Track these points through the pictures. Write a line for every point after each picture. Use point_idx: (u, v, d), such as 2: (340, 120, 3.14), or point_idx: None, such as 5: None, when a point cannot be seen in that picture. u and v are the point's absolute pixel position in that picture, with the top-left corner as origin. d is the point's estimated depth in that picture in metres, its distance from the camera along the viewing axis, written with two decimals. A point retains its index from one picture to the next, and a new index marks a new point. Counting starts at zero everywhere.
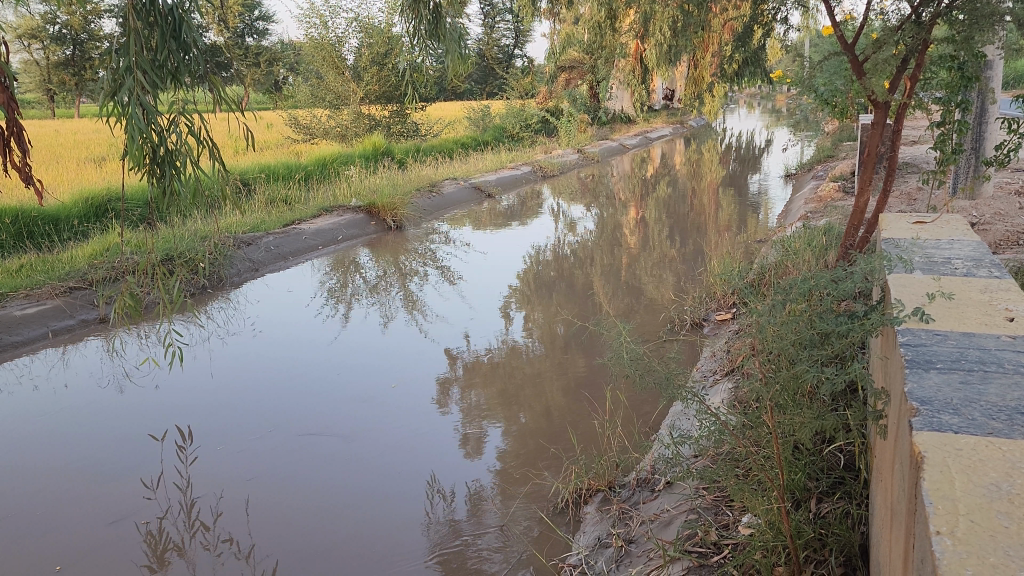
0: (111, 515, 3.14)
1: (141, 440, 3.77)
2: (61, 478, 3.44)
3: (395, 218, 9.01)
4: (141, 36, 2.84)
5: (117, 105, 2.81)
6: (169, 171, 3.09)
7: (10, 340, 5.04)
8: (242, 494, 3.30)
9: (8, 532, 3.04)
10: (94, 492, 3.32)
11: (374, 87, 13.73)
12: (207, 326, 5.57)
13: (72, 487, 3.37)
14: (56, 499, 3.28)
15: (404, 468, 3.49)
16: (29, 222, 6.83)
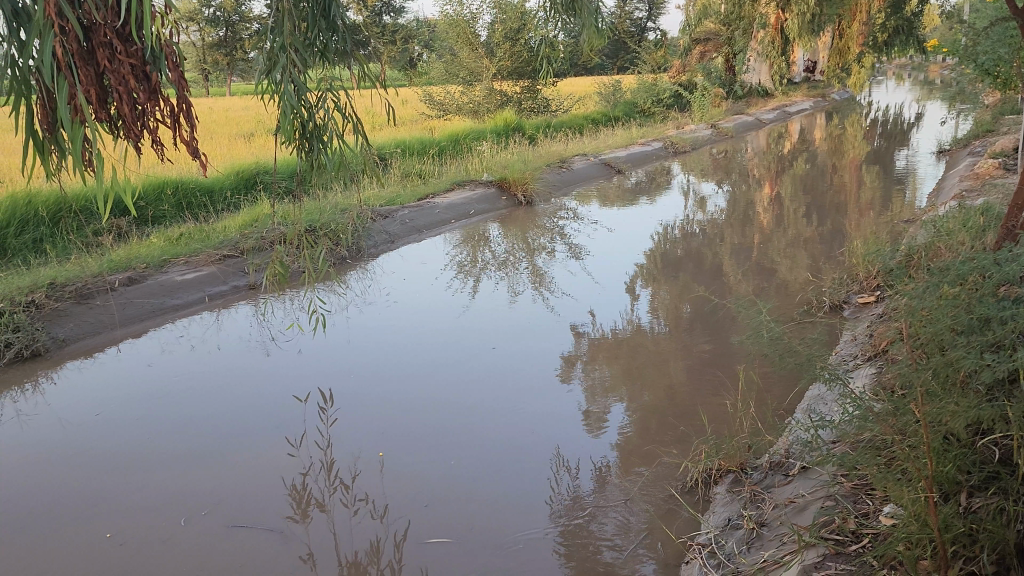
0: (261, 469, 3.35)
1: (287, 401, 4.00)
2: (215, 432, 3.69)
3: (525, 193, 9.08)
4: (293, 16, 2.97)
5: (271, 83, 2.99)
6: (317, 145, 3.27)
7: (172, 302, 5.44)
8: (377, 457, 3.44)
9: (168, 481, 3.28)
10: (244, 446, 3.55)
11: (506, 63, 13.81)
12: (346, 295, 5.82)
13: (224, 439, 3.62)
14: (210, 450, 3.52)
15: (530, 439, 3.55)
16: (188, 194, 7.33)
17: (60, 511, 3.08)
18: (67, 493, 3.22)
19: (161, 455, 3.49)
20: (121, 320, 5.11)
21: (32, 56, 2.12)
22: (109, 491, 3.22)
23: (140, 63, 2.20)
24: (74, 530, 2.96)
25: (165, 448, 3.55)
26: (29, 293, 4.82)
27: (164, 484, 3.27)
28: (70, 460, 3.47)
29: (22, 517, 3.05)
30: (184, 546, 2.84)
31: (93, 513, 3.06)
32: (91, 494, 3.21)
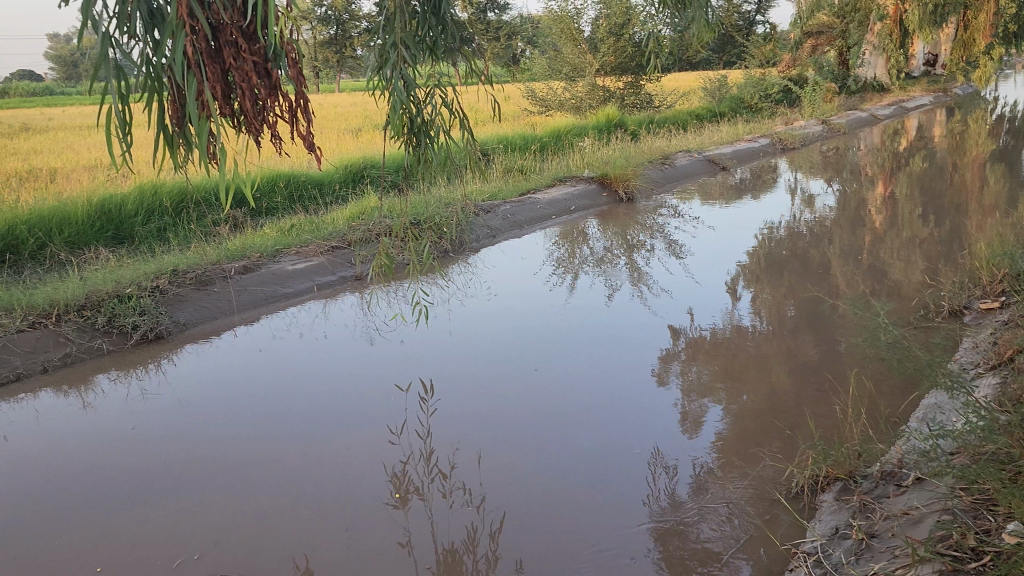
0: (363, 456, 3.44)
1: (390, 390, 4.10)
2: (319, 418, 3.80)
3: (626, 190, 9.00)
4: (404, 13, 3.04)
5: (382, 79, 3.06)
6: (424, 140, 3.34)
7: (283, 291, 5.65)
8: (476, 448, 3.48)
9: (274, 463, 3.40)
10: (347, 432, 3.65)
11: (610, 58, 13.71)
12: (448, 288, 5.92)
13: (328, 425, 3.72)
14: (313, 435, 3.63)
15: (628, 437, 3.53)
16: (299, 186, 7.60)
17: (174, 486, 3.23)
18: (136, 482, 3.26)
19: (267, 438, 3.61)
20: (236, 306, 5.34)
21: (164, 54, 2.27)
22: (219, 470, 3.35)
23: (262, 61, 2.30)
24: (186, 504, 3.10)
25: (272, 431, 3.68)
26: (154, 279, 5.10)
27: (270, 466, 3.38)
28: (178, 439, 3.62)
29: (139, 489, 3.21)
30: (288, 525, 2.93)
31: (203, 490, 3.20)
32: (158, 484, 3.24)
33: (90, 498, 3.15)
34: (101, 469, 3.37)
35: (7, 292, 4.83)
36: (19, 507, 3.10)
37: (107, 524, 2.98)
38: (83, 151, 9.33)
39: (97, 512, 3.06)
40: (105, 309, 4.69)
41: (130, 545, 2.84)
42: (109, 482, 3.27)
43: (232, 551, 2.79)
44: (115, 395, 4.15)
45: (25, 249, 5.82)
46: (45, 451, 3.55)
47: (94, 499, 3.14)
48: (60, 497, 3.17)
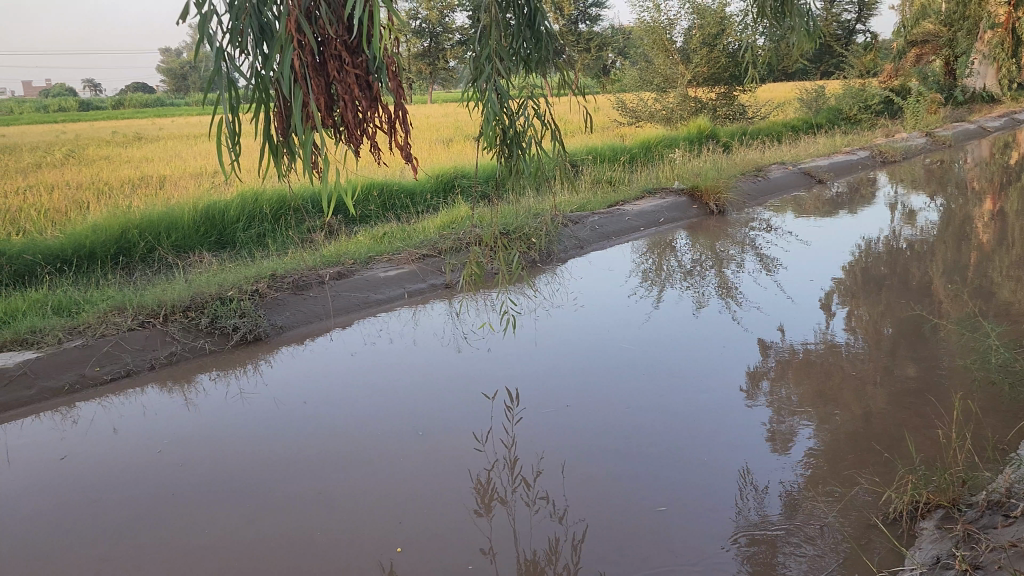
0: (448, 462, 3.48)
1: (477, 398, 4.15)
2: (406, 423, 3.87)
3: (718, 202, 8.85)
4: (499, 26, 3.08)
5: (477, 91, 3.11)
6: (516, 152, 3.38)
7: (375, 297, 5.79)
8: (561, 458, 3.49)
9: (363, 464, 3.48)
10: (434, 437, 3.71)
11: (703, 69, 13.53)
12: (536, 298, 5.95)
13: (415, 431, 3.78)
14: (400, 440, 3.69)
15: (716, 453, 3.47)
16: (392, 195, 7.78)
17: (266, 483, 3.33)
18: (230, 477, 3.38)
19: (356, 441, 3.70)
20: (331, 311, 5.50)
21: (273, 68, 2.37)
22: (309, 470, 3.44)
23: (365, 74, 2.38)
24: (277, 502, 3.18)
25: (361, 434, 3.76)
26: (254, 282, 5.31)
27: (358, 467, 3.46)
28: (271, 438, 3.74)
29: (233, 485, 3.32)
30: (374, 527, 2.99)
31: (294, 488, 3.28)
32: (251, 480, 3.35)
33: (187, 490, 3.28)
34: (198, 465, 3.50)
35: (120, 293, 5.11)
36: (122, 497, 3.24)
37: (202, 516, 3.09)
38: (190, 160, 9.79)
39: (194, 505, 3.17)
40: (209, 310, 4.90)
41: (224, 537, 2.94)
42: (206, 477, 3.39)
43: (319, 549, 2.85)
44: (215, 394, 4.33)
45: (136, 252, 6.15)
46: (148, 445, 3.71)
47: (190, 492, 3.26)
48: (159, 488, 3.30)
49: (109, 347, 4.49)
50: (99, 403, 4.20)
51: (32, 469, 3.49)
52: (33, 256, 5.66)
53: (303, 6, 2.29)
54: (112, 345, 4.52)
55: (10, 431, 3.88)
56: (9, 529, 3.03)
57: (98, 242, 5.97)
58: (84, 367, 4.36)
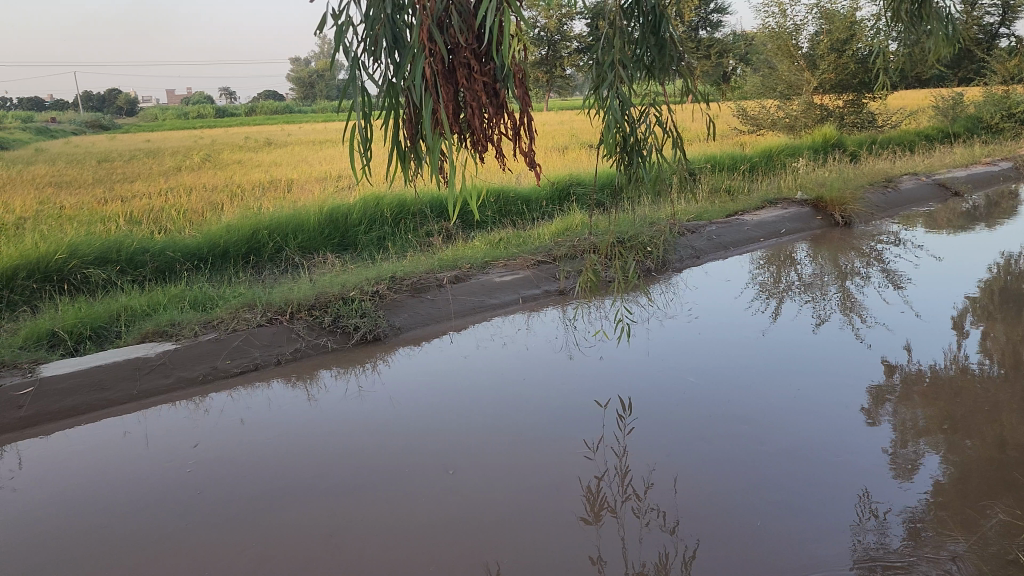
0: (559, 468, 3.48)
1: (589, 405, 4.14)
2: (518, 427, 3.91)
3: (843, 213, 8.52)
4: (622, 32, 3.08)
5: (599, 98, 3.10)
6: (636, 159, 3.35)
7: (490, 302, 5.86)
8: (672, 471, 3.43)
9: (474, 464, 3.53)
10: (545, 443, 3.72)
11: (830, 76, 13.08)
12: (650, 307, 5.88)
13: (524, 435, 3.81)
14: (510, 444, 3.72)
15: (834, 474, 3.33)
16: (508, 201, 7.87)
17: (380, 477, 3.42)
18: (345, 470, 3.49)
19: (467, 442, 3.76)
20: (448, 314, 5.62)
21: (405, 77, 2.46)
22: (422, 467, 3.51)
23: (492, 81, 2.44)
24: (389, 495, 3.26)
25: (471, 436, 3.82)
26: (375, 284, 5.48)
27: (468, 467, 3.51)
28: (385, 437, 3.84)
29: (349, 478, 3.42)
30: (484, 527, 3.01)
31: (408, 484, 3.36)
32: (367, 475, 3.44)
33: (306, 480, 3.40)
34: (318, 456, 3.64)
35: (250, 291, 5.38)
36: (246, 481, 3.40)
37: (318, 505, 3.19)
38: (316, 165, 10.21)
39: (312, 494, 3.29)
40: (332, 310, 5.09)
41: (339, 525, 3.03)
42: (324, 468, 3.52)
43: (429, 544, 2.89)
44: (335, 391, 4.49)
45: (266, 251, 6.45)
46: (272, 436, 3.89)
47: (309, 482, 3.39)
48: (280, 475, 3.45)
49: (239, 341, 4.73)
50: (229, 394, 4.43)
51: (167, 453, 3.71)
52: (174, 253, 6.04)
53: (435, 15, 2.38)
54: (242, 340, 4.76)
55: (149, 416, 4.14)
56: (144, 504, 3.23)
57: (232, 242, 6.30)
58: (216, 360, 4.61)
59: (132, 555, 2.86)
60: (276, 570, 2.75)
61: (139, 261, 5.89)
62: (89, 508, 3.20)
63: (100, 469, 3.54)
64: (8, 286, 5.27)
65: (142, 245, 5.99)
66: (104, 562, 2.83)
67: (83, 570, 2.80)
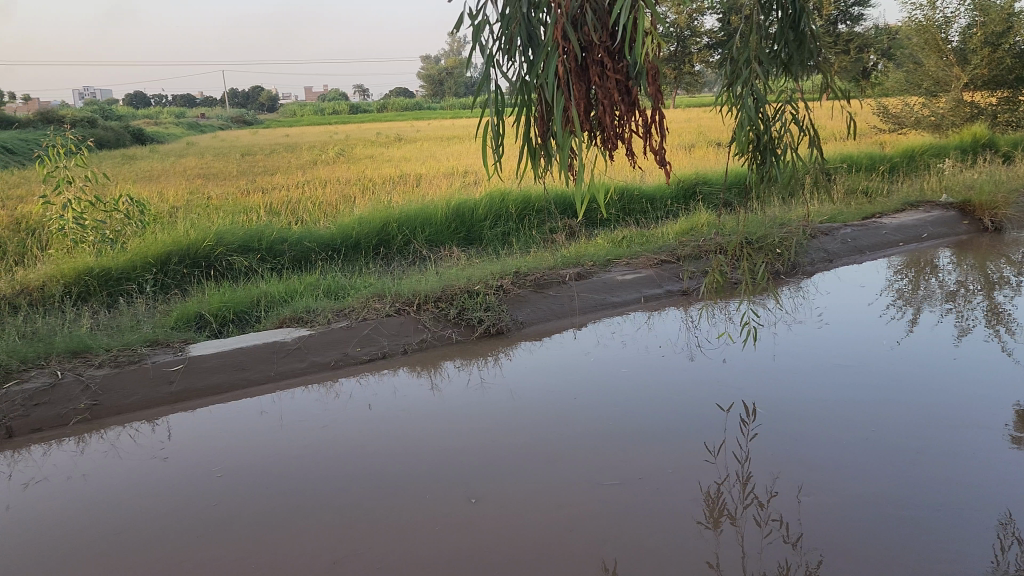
0: (614, 490, 3.27)
1: (712, 409, 4.06)
2: (596, 438, 3.76)
3: (992, 218, 7.99)
4: (758, 28, 2.98)
5: (732, 96, 3.03)
6: (770, 159, 3.25)
7: (612, 300, 5.85)
8: (797, 481, 3.31)
9: (525, 479, 3.38)
10: (606, 460, 3.53)
11: (984, 71, 12.27)
12: (777, 311, 5.71)
13: (588, 450, 3.64)
14: (572, 458, 3.56)
15: (974, 496, 3.13)
16: (633, 199, 7.82)
17: (431, 486, 3.32)
18: (465, 460, 3.56)
19: (528, 454, 3.62)
20: (570, 310, 5.65)
21: (538, 75, 2.50)
22: (524, 466, 3.49)
23: (625, 79, 2.44)
24: (436, 506, 3.15)
25: (531, 448, 3.68)
26: (499, 279, 5.58)
27: (523, 480, 3.37)
28: (504, 429, 3.90)
29: (469, 467, 3.49)
30: (599, 525, 3.00)
31: (456, 495, 3.24)
32: (485, 466, 3.50)
33: (427, 467, 3.50)
34: (372, 460, 3.58)
35: (380, 281, 5.58)
36: (298, 483, 3.36)
37: (433, 493, 3.25)
38: (444, 161, 10.45)
39: (432, 481, 3.36)
40: (457, 302, 5.22)
41: (457, 513, 3.09)
42: (375, 473, 3.44)
43: (543, 538, 2.91)
44: (458, 381, 4.59)
45: (394, 244, 6.67)
46: (394, 423, 4.01)
47: (356, 487, 3.31)
48: (333, 477, 3.40)
49: (369, 330, 4.91)
50: (358, 380, 4.60)
51: (299, 433, 3.89)
52: (310, 243, 6.34)
53: (571, 13, 2.40)
54: (372, 329, 4.93)
55: (284, 397, 4.36)
56: (274, 480, 3.39)
57: (363, 233, 6.55)
58: (346, 347, 4.80)
59: (262, 525, 3.01)
60: (395, 550, 2.83)
61: (278, 250, 6.21)
62: (227, 479, 3.41)
63: (238, 444, 3.77)
64: (162, 269, 5.67)
65: (282, 235, 6.32)
66: (232, 529, 2.99)
67: (218, 533, 2.97)
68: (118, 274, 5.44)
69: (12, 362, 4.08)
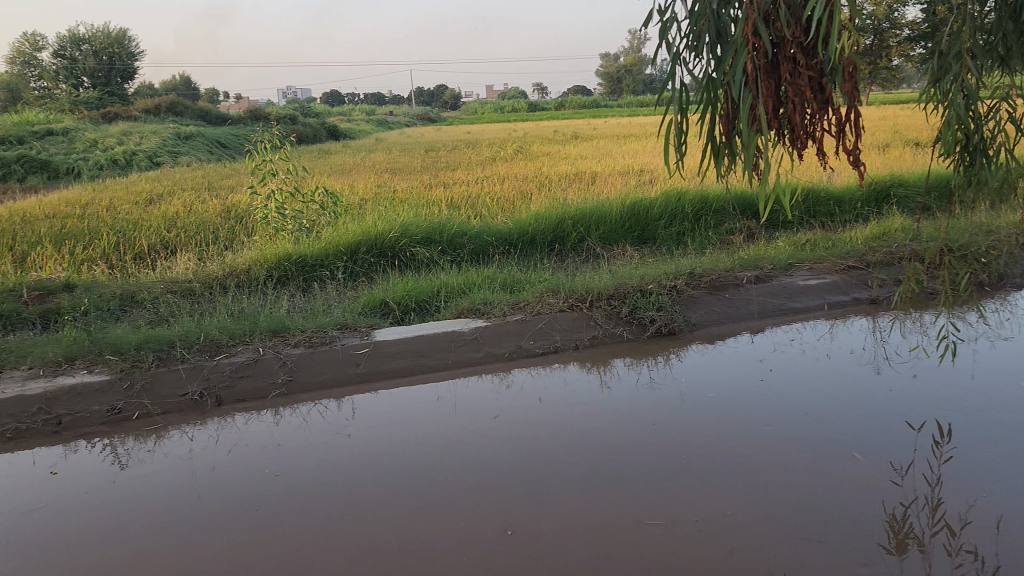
0: (697, 523, 2.98)
1: (843, 446, 3.62)
2: (688, 468, 3.44)
3: None
4: (973, 19, 2.74)
5: (939, 92, 2.82)
6: (980, 160, 2.99)
7: (792, 305, 5.62)
8: (996, 512, 3.03)
9: (574, 509, 3.10)
10: (674, 497, 3.19)
11: None
12: (980, 325, 5.26)
13: (667, 482, 3.32)
14: (643, 491, 3.25)
15: None
16: (818, 200, 7.47)
17: (494, 504, 3.16)
18: (631, 459, 3.54)
19: (601, 480, 3.34)
20: (747, 314, 5.50)
21: (726, 73, 2.46)
22: (670, 474, 3.39)
23: (818, 76, 2.34)
24: (464, 532, 2.95)
25: (612, 473, 3.41)
26: (673, 279, 5.52)
27: (573, 510, 3.09)
28: (672, 431, 3.84)
29: (634, 467, 3.47)
30: (768, 537, 2.89)
31: (493, 523, 3.01)
32: (651, 467, 3.46)
33: (591, 463, 3.51)
34: (437, 472, 3.45)
35: (554, 277, 5.67)
36: (349, 492, 3.29)
37: (598, 490, 3.25)
38: (620, 158, 10.42)
39: (597, 478, 3.37)
40: (630, 301, 5.20)
41: (622, 511, 3.08)
42: (430, 489, 3.30)
43: (709, 545, 2.83)
44: (627, 379, 4.58)
45: (569, 240, 6.74)
46: (563, 417, 4.07)
47: (508, 481, 3.36)
48: (388, 489, 3.30)
49: (542, 324, 5.00)
50: (529, 372, 4.69)
51: (471, 421, 4.03)
52: (488, 237, 6.54)
53: (763, 10, 2.34)
54: (546, 323, 5.02)
55: (459, 385, 4.52)
56: (446, 466, 3.52)
57: (539, 230, 6.69)
58: (521, 339, 4.91)
59: (434, 507, 3.14)
60: (558, 543, 2.85)
61: (458, 243, 6.46)
62: (403, 460, 3.59)
63: (415, 428, 3.95)
64: (352, 258, 6.03)
65: (462, 229, 6.57)
66: (399, 510, 3.12)
67: (393, 510, 3.13)
68: (314, 261, 5.85)
69: (223, 338, 4.52)
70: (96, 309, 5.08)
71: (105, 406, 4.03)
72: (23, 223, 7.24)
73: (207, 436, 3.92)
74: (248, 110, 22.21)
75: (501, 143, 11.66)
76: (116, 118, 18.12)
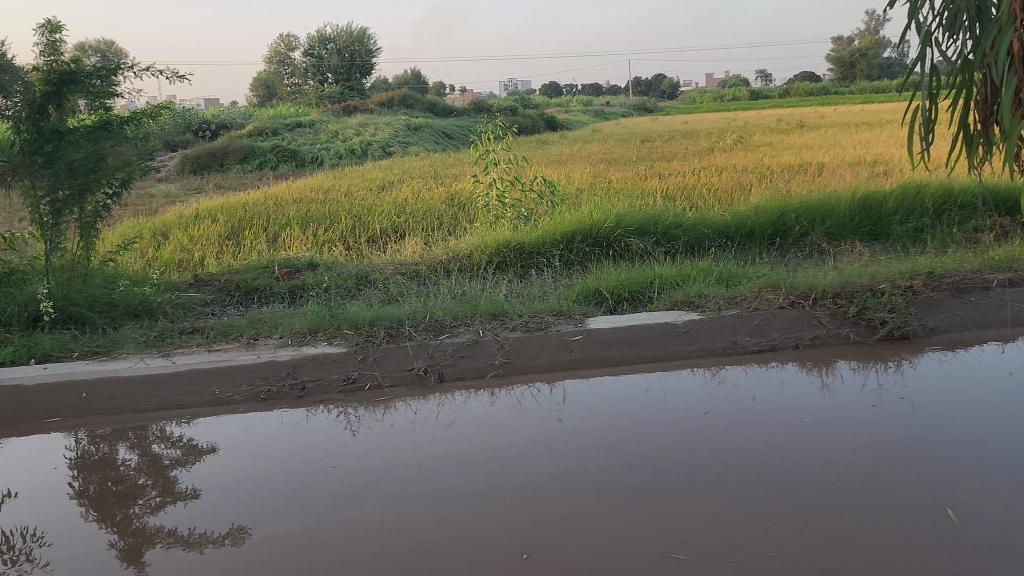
0: (879, 543, 2.75)
1: (1005, 501, 3.00)
2: (858, 486, 3.17)
3: None
4: None
5: None
6: None
7: None
8: None
9: (722, 517, 2.95)
10: (808, 520, 2.91)
11: None
12: None
13: (765, 511, 2.98)
14: (744, 513, 2.97)
15: None
16: None
17: (664, 500, 3.09)
18: (811, 469, 3.34)
19: (697, 502, 3.07)
20: (996, 321, 4.96)
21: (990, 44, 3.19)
22: (851, 488, 3.16)
23: None
24: (621, 524, 2.91)
25: (727, 492, 3.15)
26: (910, 278, 5.11)
27: (682, 522, 2.92)
28: (864, 443, 3.58)
29: (813, 476, 3.27)
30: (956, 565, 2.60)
31: (632, 523, 2.92)
32: (833, 479, 3.24)
33: (766, 469, 3.35)
34: (584, 467, 3.41)
35: (773, 272, 5.44)
36: (478, 480, 3.33)
37: (769, 497, 3.10)
38: (852, 149, 9.77)
39: (771, 484, 3.21)
40: (858, 300, 4.88)
41: (795, 521, 2.90)
42: (579, 481, 3.28)
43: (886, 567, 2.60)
44: (852, 383, 4.30)
45: (791, 233, 6.43)
46: (773, 417, 3.90)
47: (678, 479, 3.28)
48: (556, 475, 3.34)
49: (761, 320, 4.82)
50: (744, 369, 4.56)
51: (679, 415, 3.97)
52: (705, 229, 6.40)
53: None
54: (764, 319, 4.83)
55: (669, 377, 4.47)
56: (631, 457, 3.49)
57: (758, 223, 6.45)
58: (737, 334, 4.78)
59: (601, 497, 3.13)
60: (720, 547, 2.74)
61: (673, 234, 6.36)
62: (585, 449, 3.61)
63: (620, 418, 3.95)
64: (568, 247, 6.13)
65: (676, 221, 6.46)
66: (597, 497, 3.13)
67: (578, 496, 3.15)
68: (531, 248, 6.02)
69: (446, 318, 4.77)
70: (337, 286, 5.54)
71: (341, 376, 4.39)
72: (277, 206, 8.04)
73: (428, 411, 4.15)
74: (475, 102, 23.19)
75: (722, 133, 11.32)
76: (357, 111, 19.75)
